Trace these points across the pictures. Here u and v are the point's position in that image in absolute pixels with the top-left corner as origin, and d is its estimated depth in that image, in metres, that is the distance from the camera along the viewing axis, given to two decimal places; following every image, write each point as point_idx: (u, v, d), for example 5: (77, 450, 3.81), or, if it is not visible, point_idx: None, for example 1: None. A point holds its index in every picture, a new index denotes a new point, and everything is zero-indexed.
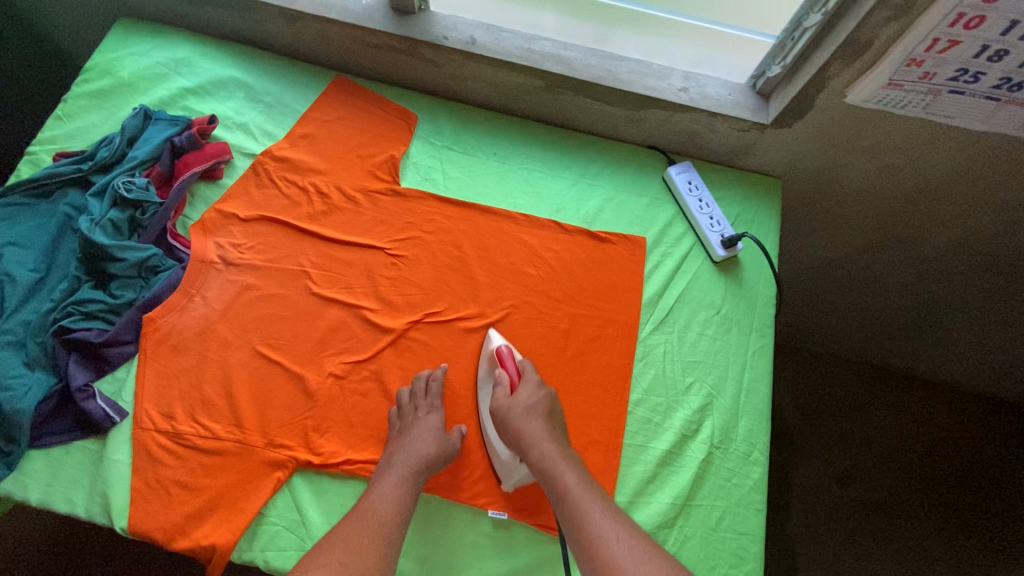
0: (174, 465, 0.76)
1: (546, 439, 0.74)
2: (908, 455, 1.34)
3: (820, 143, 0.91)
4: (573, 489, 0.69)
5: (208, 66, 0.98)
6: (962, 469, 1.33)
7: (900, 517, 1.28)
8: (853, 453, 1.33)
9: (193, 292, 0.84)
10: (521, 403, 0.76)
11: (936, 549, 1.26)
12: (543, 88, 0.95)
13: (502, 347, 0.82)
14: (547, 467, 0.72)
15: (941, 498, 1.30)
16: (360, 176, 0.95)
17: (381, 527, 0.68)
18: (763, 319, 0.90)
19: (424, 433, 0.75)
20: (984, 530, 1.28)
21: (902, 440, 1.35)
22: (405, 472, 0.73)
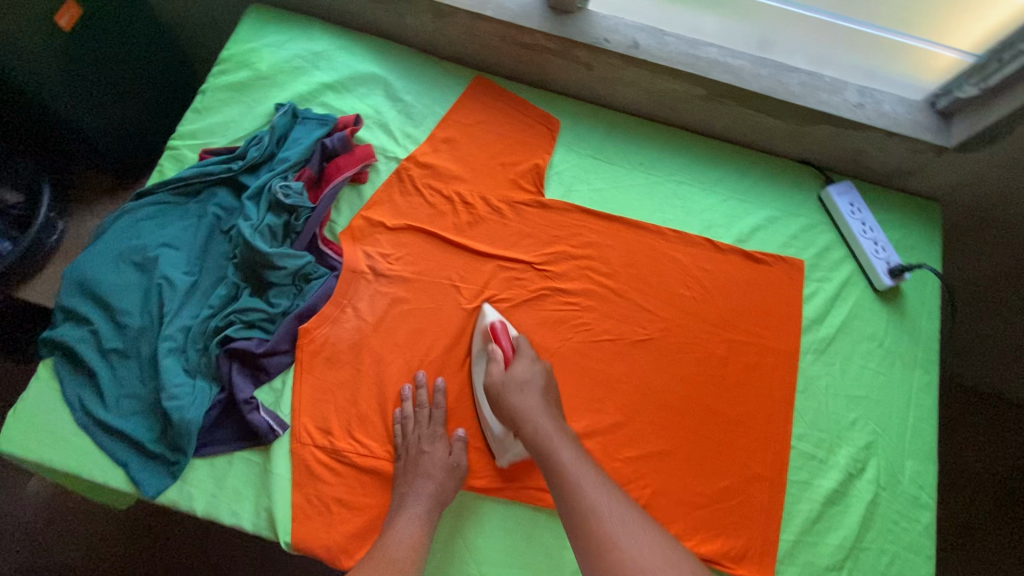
0: (334, 482, 0.75)
1: (541, 413, 0.71)
2: (1011, 484, 1.18)
3: (1004, 170, 0.85)
4: (568, 462, 0.66)
5: (346, 60, 0.94)
6: None
7: (997, 551, 1.13)
8: (947, 474, 1.19)
9: (345, 303, 0.82)
10: (516, 378, 0.74)
11: None
12: (703, 97, 0.90)
13: (497, 321, 0.79)
14: (540, 436, 0.69)
15: None
16: (503, 185, 0.91)
17: (391, 563, 0.64)
18: (927, 354, 0.86)
19: (432, 468, 0.72)
20: None
21: (1006, 468, 1.19)
22: (419, 512, 0.70)
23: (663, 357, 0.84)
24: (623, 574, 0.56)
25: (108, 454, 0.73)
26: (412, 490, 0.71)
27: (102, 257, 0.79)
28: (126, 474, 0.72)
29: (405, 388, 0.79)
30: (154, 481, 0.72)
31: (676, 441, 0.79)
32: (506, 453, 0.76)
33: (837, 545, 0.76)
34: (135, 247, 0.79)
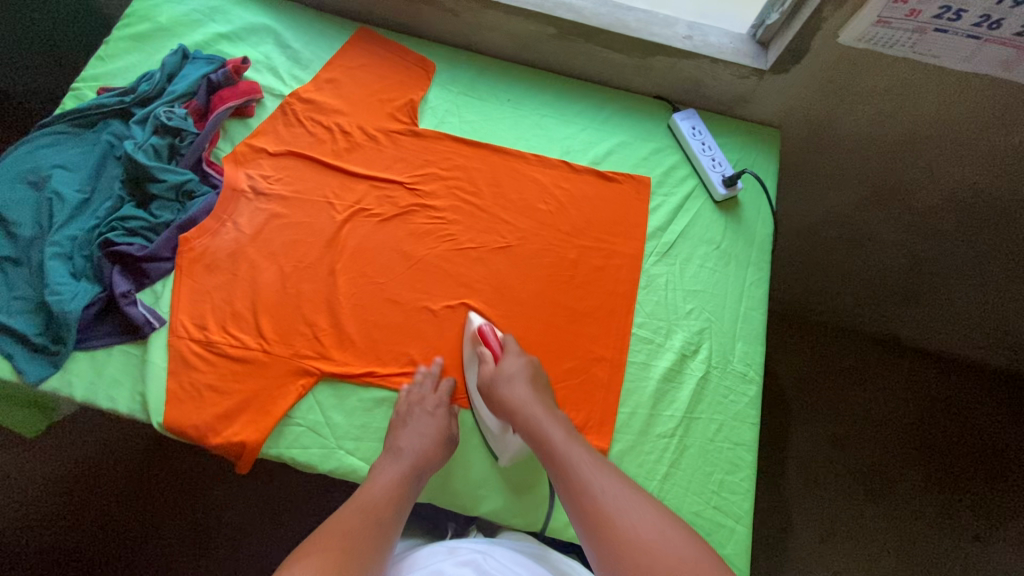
0: (206, 370, 0.82)
1: (532, 404, 0.76)
2: (892, 410, 1.53)
3: (817, 89, 0.96)
4: (561, 442, 0.73)
5: (240, 14, 1.05)
6: (937, 418, 1.53)
7: (884, 465, 1.47)
8: (846, 419, 1.51)
9: (225, 218, 0.90)
10: (506, 372, 0.79)
11: (918, 490, 1.45)
12: (556, 36, 1.01)
13: (485, 326, 0.85)
14: (533, 423, 0.75)
15: (920, 446, 1.50)
16: (381, 118, 1.00)
17: (377, 519, 0.70)
18: (761, 253, 0.95)
19: (427, 428, 0.77)
20: (956, 473, 1.47)
21: (887, 395, 1.55)
22: (404, 472, 0.74)
23: (519, 260, 0.92)
24: (614, 535, 0.64)
25: None
26: (405, 445, 0.76)
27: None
28: (11, 365, 0.79)
29: (420, 369, 0.83)
30: (37, 370, 0.79)
31: (526, 330, 0.88)
32: (506, 450, 0.81)
33: (669, 416, 0.84)
34: (32, 169, 0.88)
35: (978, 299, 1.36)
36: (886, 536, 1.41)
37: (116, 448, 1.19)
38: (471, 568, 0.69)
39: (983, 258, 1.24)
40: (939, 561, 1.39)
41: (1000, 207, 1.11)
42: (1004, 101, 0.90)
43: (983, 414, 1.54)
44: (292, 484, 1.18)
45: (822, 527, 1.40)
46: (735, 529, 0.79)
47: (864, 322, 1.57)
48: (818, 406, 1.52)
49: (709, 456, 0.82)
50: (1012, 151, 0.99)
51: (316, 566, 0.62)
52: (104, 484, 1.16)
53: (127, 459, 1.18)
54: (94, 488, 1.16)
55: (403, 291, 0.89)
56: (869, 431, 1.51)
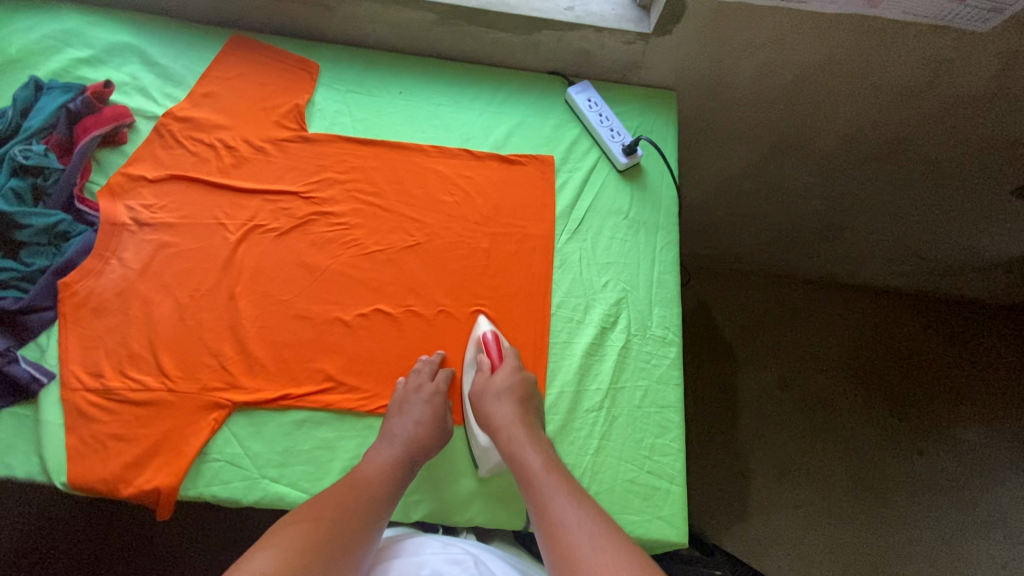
0: (108, 420, 0.77)
1: (513, 423, 0.74)
2: (831, 346, 1.60)
3: (702, 47, 0.96)
4: (539, 471, 0.71)
5: (99, 34, 0.98)
6: (873, 348, 1.60)
7: (829, 399, 1.54)
8: (789, 362, 1.57)
9: (109, 255, 0.84)
10: (495, 386, 0.78)
11: (863, 419, 1.52)
12: (438, 22, 0.98)
13: (489, 333, 0.84)
14: (513, 444, 0.73)
15: (860, 376, 1.57)
16: (267, 128, 0.96)
17: (371, 499, 0.70)
18: (668, 216, 0.96)
19: (422, 416, 0.76)
20: (894, 397, 1.55)
21: (826, 333, 1.61)
22: (397, 458, 0.74)
23: (430, 256, 0.90)
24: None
25: None
26: (400, 432, 0.75)
27: None
28: None
29: (422, 358, 0.83)
30: None
31: (444, 328, 0.87)
32: (487, 460, 0.78)
33: (596, 390, 0.84)
34: None
35: (890, 229, 1.42)
36: (835, 466, 1.47)
37: (58, 510, 1.14)
38: (460, 568, 0.71)
39: (888, 190, 1.29)
40: (886, 481, 1.47)
41: (893, 139, 1.15)
42: (876, 38, 0.93)
43: (913, 338, 1.62)
44: (243, 517, 1.15)
45: (777, 469, 1.46)
46: (670, 490, 0.80)
47: (794, 266, 1.63)
48: (762, 352, 1.57)
49: (637, 423, 0.83)
50: (893, 86, 1.02)
51: (301, 538, 0.64)
52: (49, 549, 1.11)
53: (70, 520, 1.13)
54: (38, 555, 1.11)
55: (313, 306, 0.85)
56: (811, 369, 1.57)
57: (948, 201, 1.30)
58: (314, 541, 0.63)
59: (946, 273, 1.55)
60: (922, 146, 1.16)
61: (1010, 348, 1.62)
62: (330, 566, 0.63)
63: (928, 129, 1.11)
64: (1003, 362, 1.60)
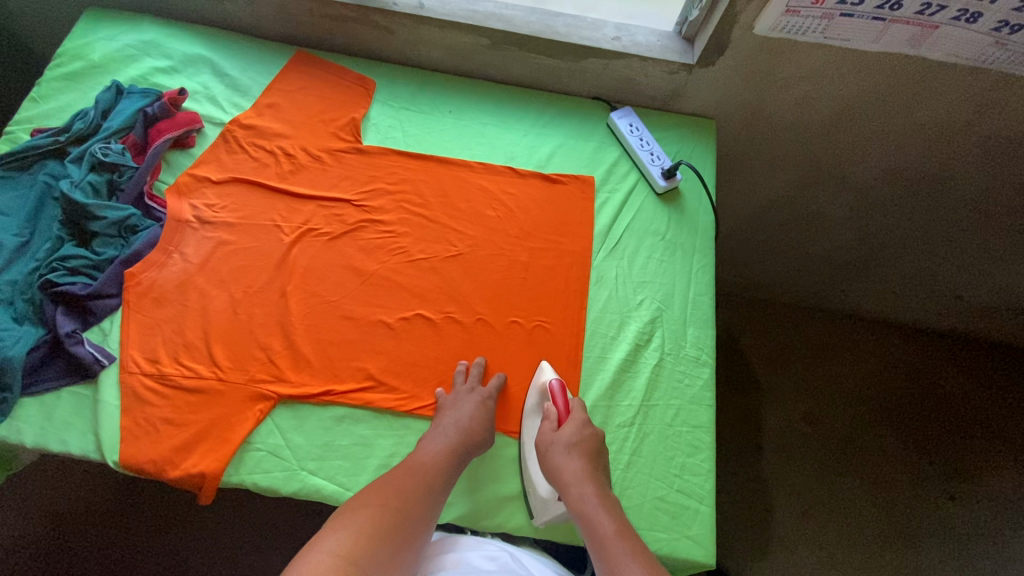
0: (160, 404, 0.80)
1: (583, 482, 0.73)
2: (861, 383, 1.58)
3: (743, 79, 1.00)
4: (611, 536, 0.68)
5: (176, 46, 1.05)
6: (904, 387, 1.58)
7: (858, 437, 1.51)
8: (817, 396, 1.55)
9: (171, 249, 0.89)
10: (565, 439, 0.76)
11: (893, 459, 1.49)
12: (490, 46, 1.03)
13: (553, 381, 0.82)
14: (584, 507, 0.71)
15: (890, 415, 1.54)
16: (324, 138, 1.01)
17: (428, 487, 0.73)
18: (705, 240, 0.98)
19: (471, 410, 0.79)
20: (926, 439, 1.52)
21: (856, 369, 1.59)
22: (451, 447, 0.76)
23: (471, 267, 0.94)
24: None
25: None
26: (449, 423, 0.78)
27: None
28: None
29: (461, 364, 0.86)
30: None
31: (482, 336, 0.89)
32: (544, 514, 0.76)
33: (628, 406, 0.85)
34: None
35: (926, 267, 1.41)
36: (863, 506, 1.44)
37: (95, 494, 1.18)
38: (497, 563, 0.73)
39: (922, 227, 1.29)
40: (917, 525, 1.43)
41: (930, 178, 1.16)
42: (917, 77, 0.95)
43: (945, 379, 1.59)
44: (270, 513, 1.18)
45: (802, 504, 1.43)
46: (699, 510, 0.80)
47: (823, 299, 1.62)
48: (790, 384, 1.56)
49: (669, 441, 0.84)
50: (932, 124, 1.04)
51: (364, 523, 0.66)
52: (84, 531, 1.15)
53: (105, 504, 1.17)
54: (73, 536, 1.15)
55: (358, 308, 0.89)
56: (840, 404, 1.55)
57: (985, 241, 1.29)
58: (377, 527, 0.66)
59: (983, 315, 1.53)
60: (960, 185, 1.16)
61: None
62: (391, 547, 0.66)
63: (967, 168, 1.12)
64: None
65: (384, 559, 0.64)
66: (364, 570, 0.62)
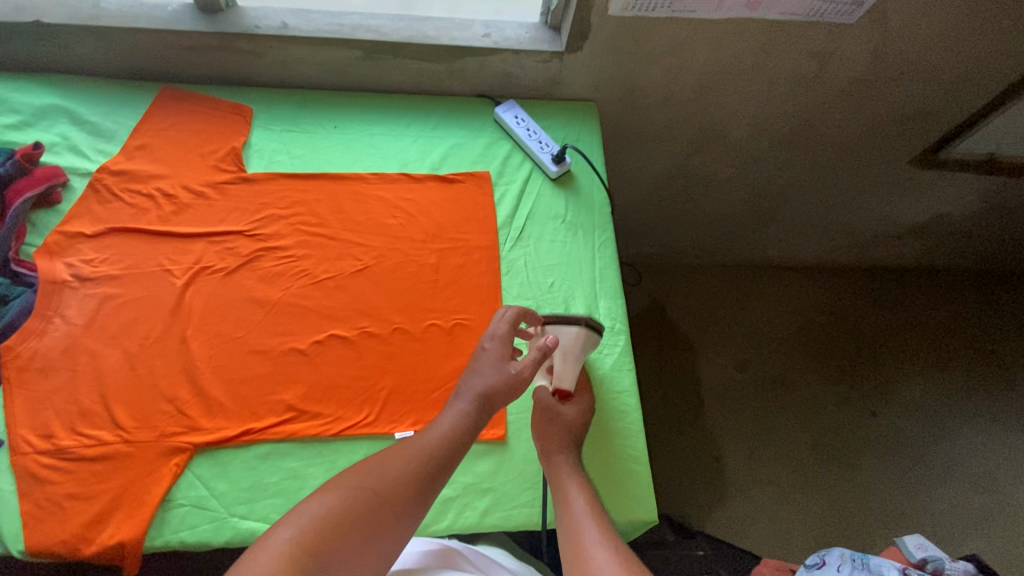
0: (62, 480, 0.75)
1: (558, 420, 0.80)
2: (778, 325, 1.69)
3: (612, 60, 1.05)
4: (567, 478, 0.74)
5: (24, 99, 0.98)
6: (817, 321, 1.71)
7: (784, 375, 1.62)
8: (743, 344, 1.65)
9: (50, 314, 0.83)
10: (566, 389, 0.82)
11: (817, 389, 1.61)
12: (364, 58, 1.03)
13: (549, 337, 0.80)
14: (551, 447, 0.78)
15: (809, 349, 1.67)
16: (205, 172, 0.97)
17: (425, 461, 0.70)
18: (603, 216, 1.02)
19: (489, 364, 0.78)
20: (842, 364, 1.65)
21: (772, 313, 1.71)
22: (460, 424, 0.74)
23: (380, 278, 0.93)
24: None
25: None
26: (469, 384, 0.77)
27: None
28: None
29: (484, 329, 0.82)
30: None
31: (402, 345, 0.89)
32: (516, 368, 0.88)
33: None
34: None
35: (813, 209, 1.54)
36: (798, 437, 1.55)
37: None
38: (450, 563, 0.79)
39: (801, 174, 1.41)
40: (847, 445, 1.55)
41: (796, 128, 1.27)
42: (763, 38, 1.03)
43: (849, 307, 1.74)
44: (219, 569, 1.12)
45: (746, 447, 1.52)
46: (638, 471, 0.83)
47: (733, 255, 1.73)
48: (716, 338, 1.65)
49: (597, 412, 0.87)
50: (787, 79, 1.13)
51: (331, 510, 0.62)
52: None
53: None
54: None
55: (268, 340, 0.86)
56: (764, 348, 1.66)
57: (855, 177, 1.42)
58: (347, 513, 0.62)
59: (870, 244, 1.68)
60: (823, 130, 1.28)
61: (939, 308, 1.75)
62: (361, 539, 0.62)
63: (824, 115, 1.23)
64: (932, 320, 1.73)
65: (350, 553, 0.60)
66: (324, 567, 0.57)
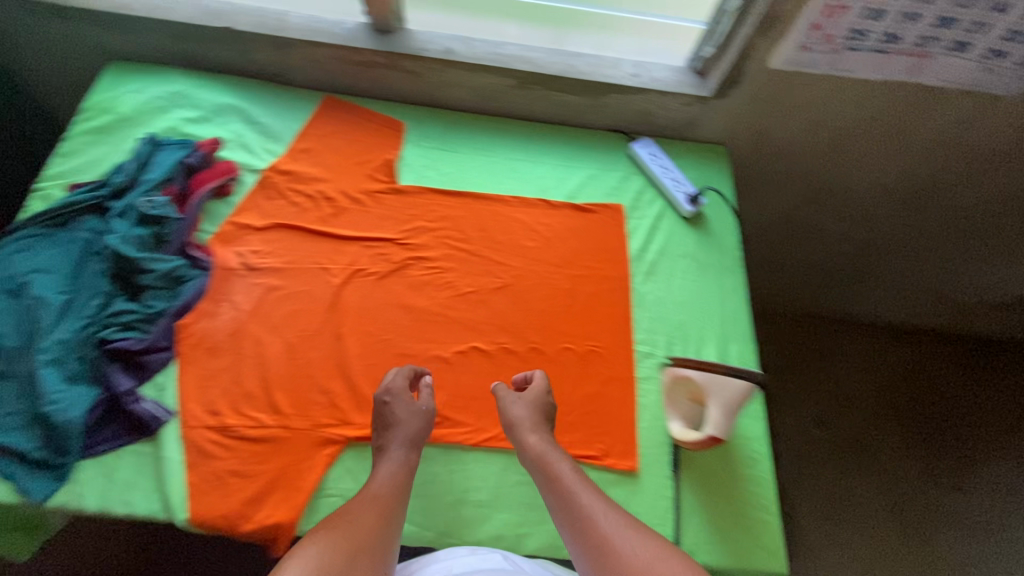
0: (226, 457, 0.79)
1: (528, 425, 0.79)
2: (860, 383, 1.65)
3: (754, 109, 1.07)
4: (566, 478, 0.73)
5: (204, 95, 1.05)
6: (900, 384, 1.66)
7: (864, 436, 1.58)
8: (822, 400, 1.62)
9: (221, 298, 0.89)
10: (528, 400, 0.82)
11: (897, 454, 1.56)
12: (516, 86, 1.08)
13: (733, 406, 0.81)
14: (538, 454, 0.76)
15: (890, 412, 1.62)
16: (361, 180, 1.03)
17: (373, 499, 0.70)
18: (734, 259, 1.04)
19: (405, 413, 0.79)
20: (924, 432, 1.60)
21: (855, 371, 1.67)
22: (393, 472, 0.74)
23: (518, 297, 0.96)
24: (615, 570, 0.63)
25: None
26: (394, 440, 0.77)
27: None
28: (13, 487, 0.75)
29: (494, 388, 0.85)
30: (42, 486, 0.75)
31: (537, 365, 0.91)
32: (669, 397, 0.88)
33: None
34: (6, 277, 0.85)
35: (915, 270, 1.52)
36: (876, 502, 1.50)
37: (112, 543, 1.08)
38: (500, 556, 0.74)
39: (912, 234, 1.40)
40: (928, 517, 1.49)
41: (918, 190, 1.26)
42: (909, 102, 1.05)
43: (936, 373, 1.69)
44: None
45: (822, 507, 1.48)
46: (767, 520, 0.83)
47: (819, 307, 1.71)
48: (796, 390, 1.63)
49: (729, 457, 0.88)
50: (923, 141, 1.14)
51: (335, 548, 0.62)
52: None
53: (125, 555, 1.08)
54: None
55: (414, 346, 0.90)
56: (844, 406, 1.62)
57: (967, 243, 1.41)
58: (347, 551, 0.63)
59: (965, 311, 1.64)
60: (945, 194, 1.27)
61: None
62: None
63: (950, 179, 1.23)
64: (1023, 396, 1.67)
65: None
66: None
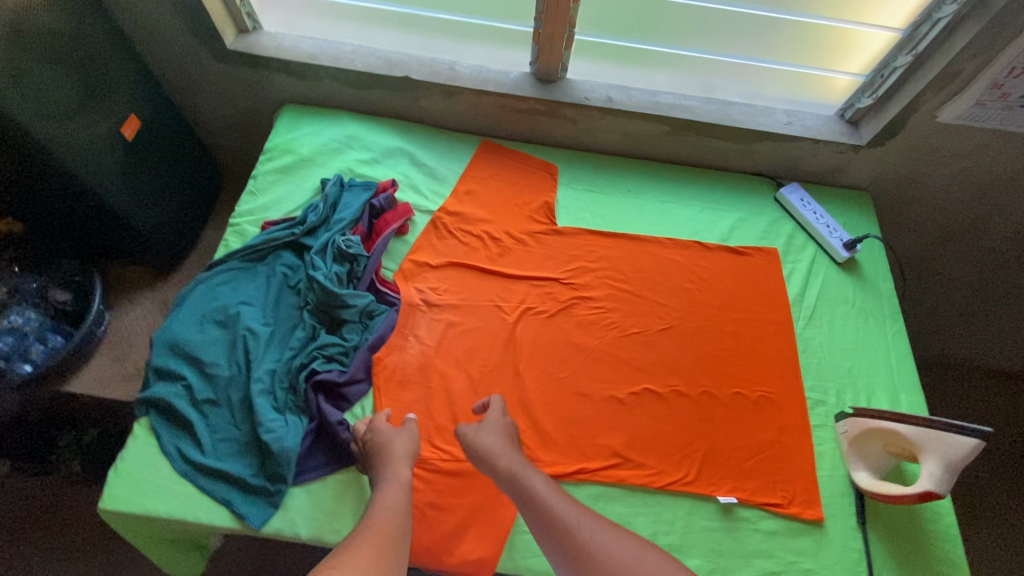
0: (423, 489, 0.82)
1: (505, 450, 0.76)
2: None
3: (908, 157, 1.09)
4: (544, 491, 0.72)
5: (375, 139, 1.12)
6: None
7: None
8: None
9: (407, 333, 0.93)
10: (488, 427, 0.79)
11: None
12: (668, 132, 1.12)
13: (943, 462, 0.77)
14: (517, 472, 0.74)
15: None
16: (522, 221, 1.07)
17: (392, 524, 0.67)
18: (892, 306, 1.04)
19: (395, 441, 0.77)
20: None
21: None
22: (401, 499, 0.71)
23: (684, 339, 0.98)
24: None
25: (211, 496, 0.78)
26: (387, 473, 0.74)
27: (188, 322, 0.90)
28: (230, 511, 0.77)
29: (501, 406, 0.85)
30: (258, 512, 0.77)
31: (710, 408, 0.92)
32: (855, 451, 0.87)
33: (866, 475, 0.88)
34: (216, 308, 0.91)
35: None
36: None
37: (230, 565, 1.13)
38: None
39: None
40: None
41: None
42: None
43: None
44: None
45: None
46: None
47: None
48: None
49: (916, 512, 0.85)
50: None
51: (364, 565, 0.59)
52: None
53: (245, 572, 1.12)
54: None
55: (589, 385, 0.92)
56: None
57: None
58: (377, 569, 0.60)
59: None
60: None
61: None
62: None
63: None
64: None
65: None
66: None
